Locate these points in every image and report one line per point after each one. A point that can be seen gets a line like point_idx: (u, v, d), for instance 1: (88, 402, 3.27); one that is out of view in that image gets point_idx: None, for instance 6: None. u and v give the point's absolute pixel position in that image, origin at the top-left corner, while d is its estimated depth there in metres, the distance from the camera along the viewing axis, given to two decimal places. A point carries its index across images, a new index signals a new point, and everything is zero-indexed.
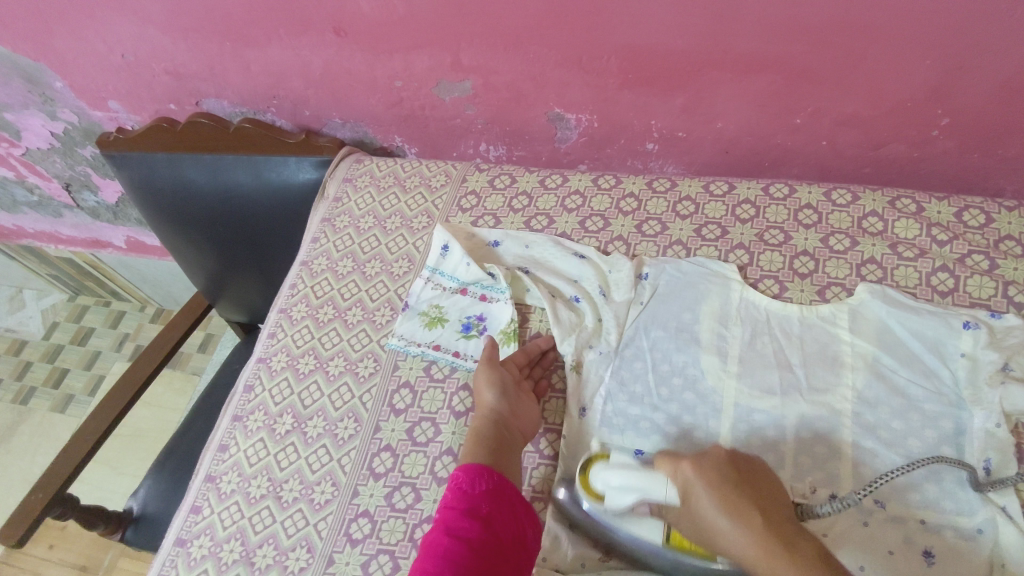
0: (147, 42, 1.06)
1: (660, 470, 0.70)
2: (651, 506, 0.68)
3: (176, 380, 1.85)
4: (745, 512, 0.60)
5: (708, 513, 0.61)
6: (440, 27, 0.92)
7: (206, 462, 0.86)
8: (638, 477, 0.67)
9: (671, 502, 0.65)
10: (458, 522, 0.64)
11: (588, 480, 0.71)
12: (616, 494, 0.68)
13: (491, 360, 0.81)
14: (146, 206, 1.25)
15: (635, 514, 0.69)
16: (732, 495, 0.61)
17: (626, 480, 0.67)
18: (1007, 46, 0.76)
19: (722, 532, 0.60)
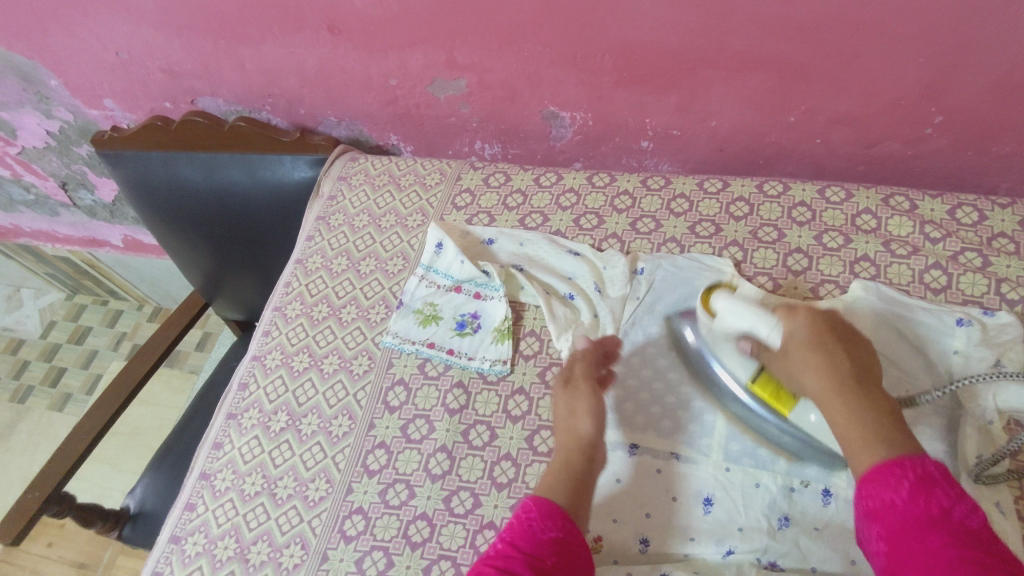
0: (141, 40, 1.06)
1: (751, 375, 0.73)
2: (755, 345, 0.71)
3: (174, 379, 1.85)
4: (835, 362, 0.64)
5: (800, 365, 0.65)
6: (434, 25, 0.92)
7: (201, 460, 0.86)
8: (757, 316, 0.70)
9: (773, 343, 0.69)
10: (519, 570, 0.56)
11: (710, 299, 0.76)
12: (730, 317, 0.72)
13: (587, 377, 0.78)
14: (142, 205, 1.25)
15: (735, 352, 0.74)
16: (833, 349, 0.65)
17: (753, 319, 0.70)
18: (999, 44, 0.76)
19: (814, 370, 0.64)
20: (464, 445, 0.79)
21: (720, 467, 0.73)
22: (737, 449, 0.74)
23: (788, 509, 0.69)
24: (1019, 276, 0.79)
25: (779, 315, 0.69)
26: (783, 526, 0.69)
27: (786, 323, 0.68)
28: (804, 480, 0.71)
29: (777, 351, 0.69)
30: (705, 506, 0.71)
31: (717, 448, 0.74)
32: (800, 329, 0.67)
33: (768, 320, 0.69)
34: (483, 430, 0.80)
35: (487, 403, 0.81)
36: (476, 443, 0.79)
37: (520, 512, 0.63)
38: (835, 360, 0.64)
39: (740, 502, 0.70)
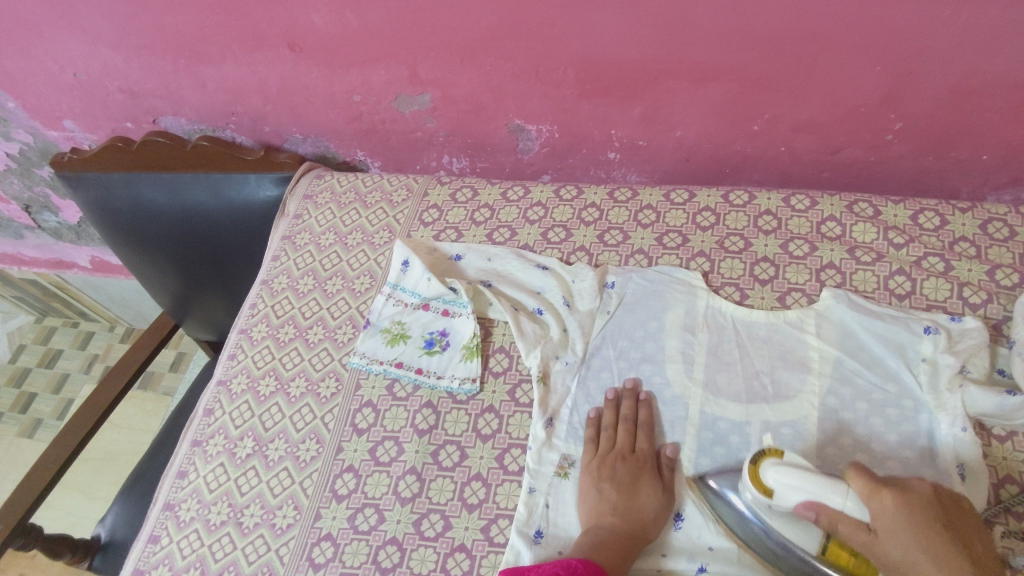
0: (99, 60, 1.04)
1: (822, 544, 0.63)
2: (821, 515, 0.60)
3: (147, 402, 1.81)
4: (943, 550, 0.54)
5: (895, 554, 0.55)
6: (395, 41, 0.91)
7: (164, 490, 0.84)
8: (815, 483, 0.61)
9: (852, 514, 0.59)
10: None
11: (758, 471, 0.64)
12: (787, 493, 0.62)
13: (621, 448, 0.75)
14: (105, 227, 1.23)
15: (784, 522, 0.64)
16: (929, 525, 0.55)
17: (807, 481, 0.61)
18: (953, 52, 0.77)
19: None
20: (434, 467, 0.78)
21: (691, 482, 0.73)
22: (707, 463, 0.74)
23: None
24: (981, 280, 0.80)
25: (851, 479, 0.59)
26: None
27: (869, 506, 0.58)
28: None
29: (857, 524, 0.58)
30: (677, 521, 0.71)
31: (688, 463, 0.74)
32: (876, 509, 0.57)
33: (841, 489, 0.59)
34: (453, 451, 0.79)
35: (457, 422, 0.80)
36: (446, 464, 0.78)
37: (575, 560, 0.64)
38: (950, 559, 0.53)
39: (711, 516, 0.70)
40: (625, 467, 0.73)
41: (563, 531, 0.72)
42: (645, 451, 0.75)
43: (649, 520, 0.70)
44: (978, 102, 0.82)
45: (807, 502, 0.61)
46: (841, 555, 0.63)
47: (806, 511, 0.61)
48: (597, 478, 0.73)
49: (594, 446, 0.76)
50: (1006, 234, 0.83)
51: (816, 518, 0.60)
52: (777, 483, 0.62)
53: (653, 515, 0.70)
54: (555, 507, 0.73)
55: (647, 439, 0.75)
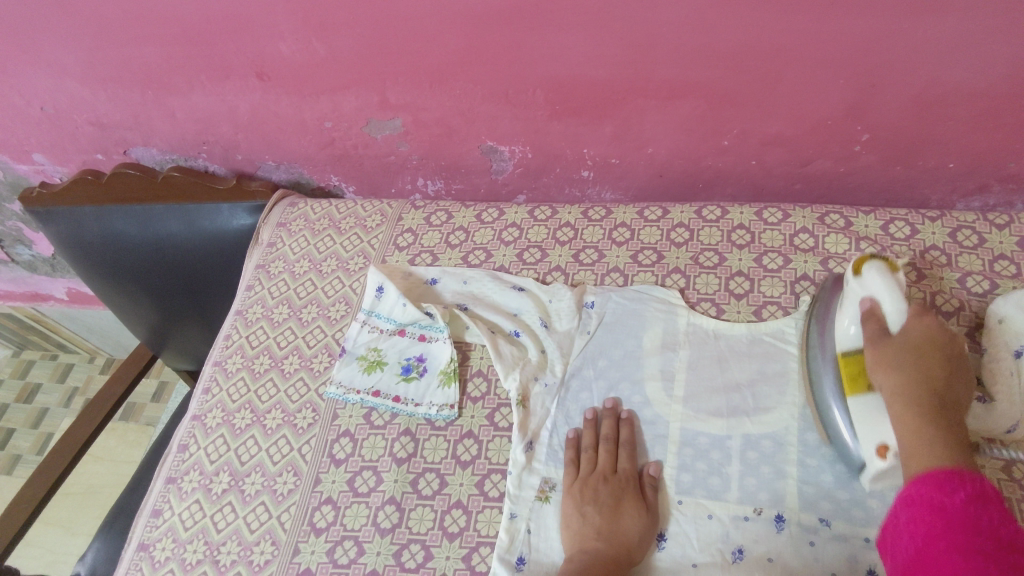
0: (65, 94, 1.03)
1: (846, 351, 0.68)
2: (871, 310, 0.66)
3: (128, 434, 1.76)
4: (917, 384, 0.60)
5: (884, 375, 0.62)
6: (363, 68, 0.91)
7: (139, 529, 0.82)
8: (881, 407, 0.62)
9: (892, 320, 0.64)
10: None
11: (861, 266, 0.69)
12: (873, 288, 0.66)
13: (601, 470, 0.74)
14: (77, 260, 1.21)
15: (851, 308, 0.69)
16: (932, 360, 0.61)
17: (888, 287, 0.65)
18: (913, 64, 0.78)
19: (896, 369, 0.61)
20: (413, 496, 0.77)
21: (673, 502, 0.72)
22: (688, 482, 0.73)
23: (741, 540, 0.69)
24: (953, 288, 0.80)
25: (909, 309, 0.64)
26: (738, 559, 0.68)
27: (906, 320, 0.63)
28: (757, 508, 0.70)
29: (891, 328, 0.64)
30: (660, 542, 0.70)
31: (669, 482, 0.74)
32: (911, 327, 0.63)
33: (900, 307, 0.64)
34: (433, 478, 0.78)
35: (436, 449, 0.79)
36: (426, 492, 0.77)
37: None
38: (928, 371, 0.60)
39: (692, 534, 0.70)
40: (607, 488, 0.73)
41: (545, 558, 0.71)
42: (626, 470, 0.74)
43: (633, 541, 0.69)
44: (941, 112, 0.83)
45: (871, 298, 0.66)
46: (850, 372, 0.67)
47: (864, 303, 0.67)
48: (579, 499, 0.73)
49: (576, 466, 0.76)
50: (975, 241, 0.83)
51: (869, 310, 0.66)
52: (868, 276, 0.67)
53: (637, 535, 0.69)
54: (536, 533, 0.72)
55: (629, 458, 0.75)
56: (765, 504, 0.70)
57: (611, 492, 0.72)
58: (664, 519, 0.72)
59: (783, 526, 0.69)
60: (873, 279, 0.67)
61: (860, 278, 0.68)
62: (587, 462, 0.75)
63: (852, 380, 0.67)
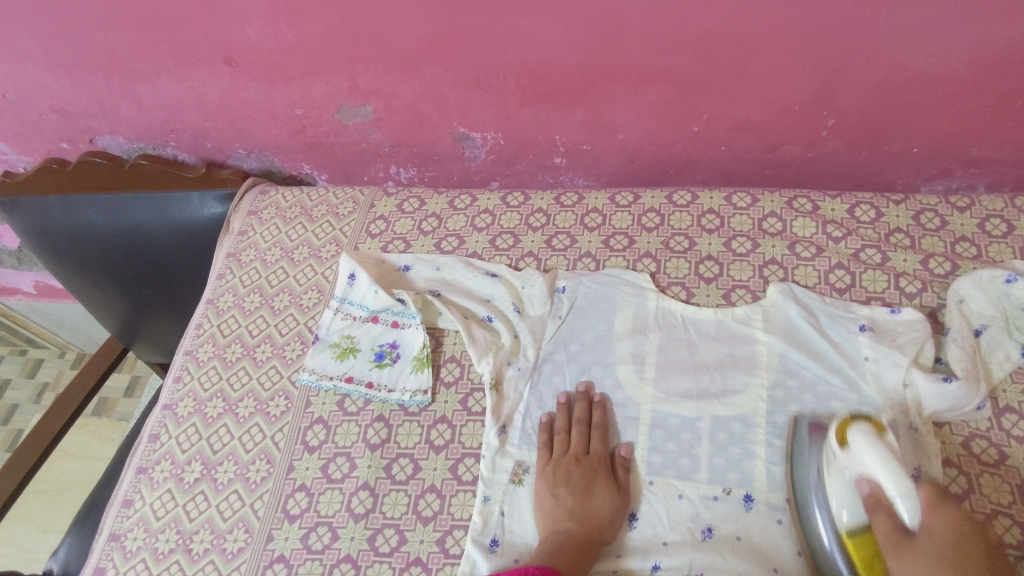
0: (28, 80, 1.01)
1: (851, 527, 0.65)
2: (875, 495, 0.64)
3: (101, 429, 1.73)
4: None
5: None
6: (332, 53, 0.90)
7: (109, 520, 0.81)
8: (893, 472, 0.63)
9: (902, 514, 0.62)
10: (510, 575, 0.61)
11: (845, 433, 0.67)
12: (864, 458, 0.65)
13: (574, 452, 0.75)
14: (43, 251, 1.19)
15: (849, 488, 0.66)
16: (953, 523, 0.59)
17: (882, 464, 0.63)
18: (877, 49, 0.80)
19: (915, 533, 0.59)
20: (387, 481, 0.77)
21: (644, 482, 0.73)
22: (659, 462, 0.74)
23: (711, 519, 0.70)
24: (916, 270, 0.82)
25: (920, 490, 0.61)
26: (707, 536, 0.69)
27: (923, 515, 0.60)
28: (726, 487, 0.71)
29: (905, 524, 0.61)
30: (632, 521, 0.72)
31: (641, 463, 0.75)
32: (929, 521, 0.60)
33: (910, 493, 0.61)
34: (406, 464, 0.78)
35: (409, 435, 0.80)
36: (400, 477, 0.77)
37: (526, 567, 0.64)
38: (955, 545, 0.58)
39: (663, 512, 0.71)
40: (579, 470, 0.73)
41: (518, 541, 0.71)
42: (598, 452, 0.75)
43: (605, 521, 0.70)
44: (904, 97, 0.84)
45: (869, 478, 0.64)
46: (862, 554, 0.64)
47: (862, 484, 0.65)
48: (552, 479, 0.73)
49: (548, 449, 0.76)
50: (937, 224, 0.85)
51: (872, 493, 0.64)
52: (856, 445, 0.65)
53: (609, 513, 0.70)
54: (510, 515, 0.73)
55: (601, 440, 0.76)
56: (734, 483, 0.71)
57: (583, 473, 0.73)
58: (637, 499, 0.73)
59: (751, 503, 0.70)
60: (862, 451, 0.65)
61: (848, 450, 0.66)
62: (558, 444, 0.76)
63: (858, 518, 0.64)
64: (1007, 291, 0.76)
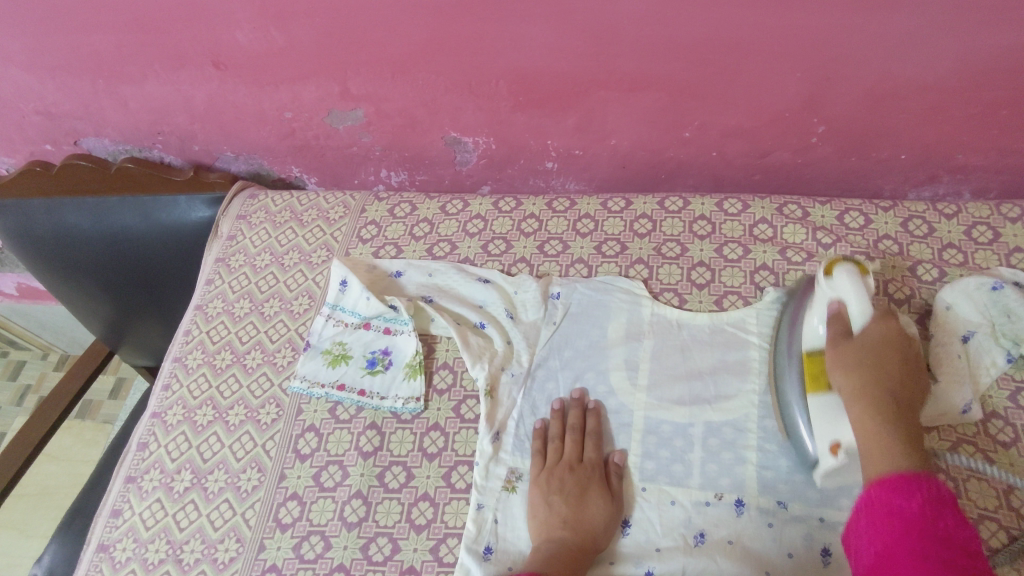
0: (11, 82, 0.99)
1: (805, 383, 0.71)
2: (837, 308, 0.69)
3: (86, 432, 1.71)
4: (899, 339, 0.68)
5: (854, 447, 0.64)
6: (323, 57, 0.89)
7: (97, 530, 0.80)
8: (861, 297, 0.68)
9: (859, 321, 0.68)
10: None
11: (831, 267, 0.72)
12: (841, 284, 0.70)
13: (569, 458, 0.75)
14: (26, 254, 1.17)
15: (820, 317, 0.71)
16: (890, 364, 0.66)
17: (857, 292, 0.68)
18: (867, 58, 0.80)
19: (855, 378, 0.65)
20: (380, 489, 0.77)
21: (637, 489, 0.74)
22: (652, 468, 0.75)
23: (703, 525, 0.71)
24: (904, 276, 0.83)
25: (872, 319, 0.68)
26: (700, 543, 0.70)
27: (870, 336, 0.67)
28: (718, 493, 0.72)
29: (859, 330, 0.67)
30: (625, 529, 0.72)
31: (634, 469, 0.75)
32: (873, 330, 0.67)
33: (866, 308, 0.68)
34: (399, 472, 0.78)
35: (402, 442, 0.79)
36: (393, 485, 0.77)
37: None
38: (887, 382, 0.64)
39: (655, 518, 0.72)
40: (572, 477, 0.73)
41: (511, 550, 0.71)
42: (592, 460, 0.75)
43: (599, 529, 0.70)
44: (893, 105, 0.85)
45: (839, 299, 0.70)
46: (811, 369, 0.70)
47: (833, 303, 0.70)
48: (546, 484, 0.74)
49: (541, 455, 0.77)
50: (925, 230, 0.86)
51: (836, 310, 0.69)
52: (839, 277, 0.70)
53: (601, 520, 0.71)
54: (504, 523, 0.73)
55: (595, 447, 0.76)
56: (726, 489, 0.72)
57: (577, 480, 0.73)
58: (630, 505, 0.73)
59: (742, 509, 0.71)
60: (844, 280, 0.70)
61: (831, 279, 0.71)
62: (551, 447, 0.77)
63: (813, 377, 0.70)
64: (994, 298, 0.76)
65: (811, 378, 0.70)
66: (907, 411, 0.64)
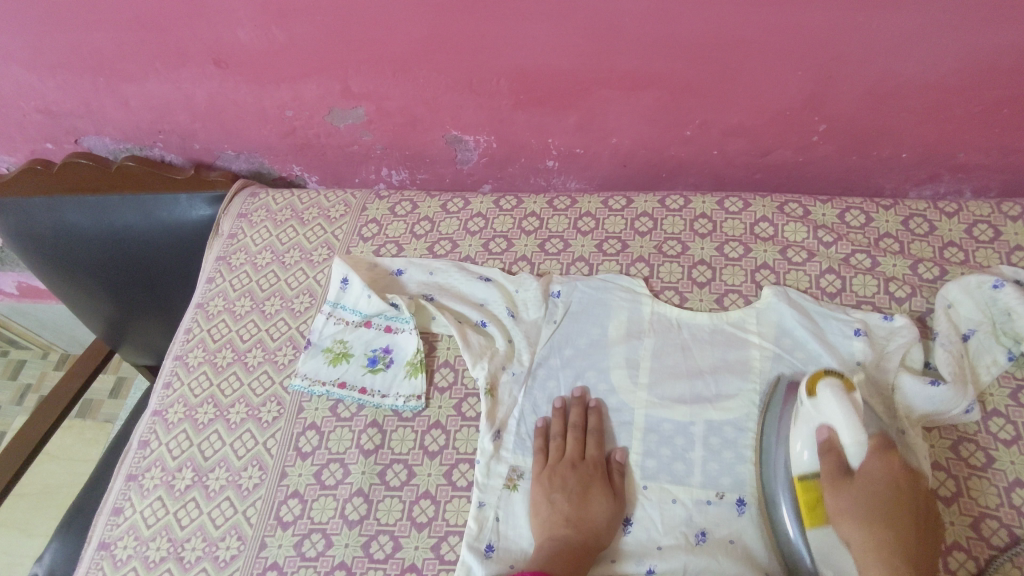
0: (12, 80, 0.99)
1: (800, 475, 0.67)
2: (830, 441, 0.66)
3: (86, 431, 1.71)
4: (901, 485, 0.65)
5: None
6: (324, 55, 0.89)
7: (98, 528, 0.80)
8: (851, 422, 0.65)
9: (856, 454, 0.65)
10: None
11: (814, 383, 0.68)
12: (828, 405, 0.66)
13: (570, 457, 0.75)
14: (26, 253, 1.17)
15: (808, 442, 0.67)
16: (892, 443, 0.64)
17: (847, 417, 0.65)
18: (868, 56, 0.80)
19: (865, 538, 0.63)
20: (381, 487, 0.77)
21: (639, 487, 0.74)
22: (653, 467, 0.75)
23: (704, 523, 0.71)
24: (905, 274, 0.83)
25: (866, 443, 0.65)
26: (701, 541, 0.70)
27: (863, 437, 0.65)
28: (719, 492, 0.72)
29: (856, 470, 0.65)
30: (626, 526, 0.72)
31: (635, 467, 0.75)
32: (872, 466, 0.65)
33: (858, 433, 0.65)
34: (401, 470, 0.77)
35: (403, 441, 0.79)
36: (394, 483, 0.77)
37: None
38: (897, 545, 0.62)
39: (657, 515, 0.72)
40: (574, 475, 0.73)
41: (513, 548, 0.71)
42: (594, 458, 0.75)
43: (600, 527, 0.70)
44: (894, 104, 0.85)
45: (828, 424, 0.67)
46: (806, 497, 0.66)
47: (823, 431, 0.67)
48: (548, 480, 0.74)
49: (542, 452, 0.77)
50: (926, 229, 0.86)
51: (827, 441, 0.66)
52: (822, 395, 0.67)
53: (602, 516, 0.71)
54: (505, 521, 0.73)
55: (596, 445, 0.76)
56: (726, 487, 0.72)
57: (580, 478, 0.73)
58: (632, 504, 0.73)
59: (744, 507, 0.71)
60: (829, 401, 0.67)
61: (815, 400, 0.68)
62: (552, 446, 0.77)
63: (809, 507, 0.66)
64: (994, 295, 0.76)
65: (807, 509, 0.66)
66: (899, 501, 0.64)
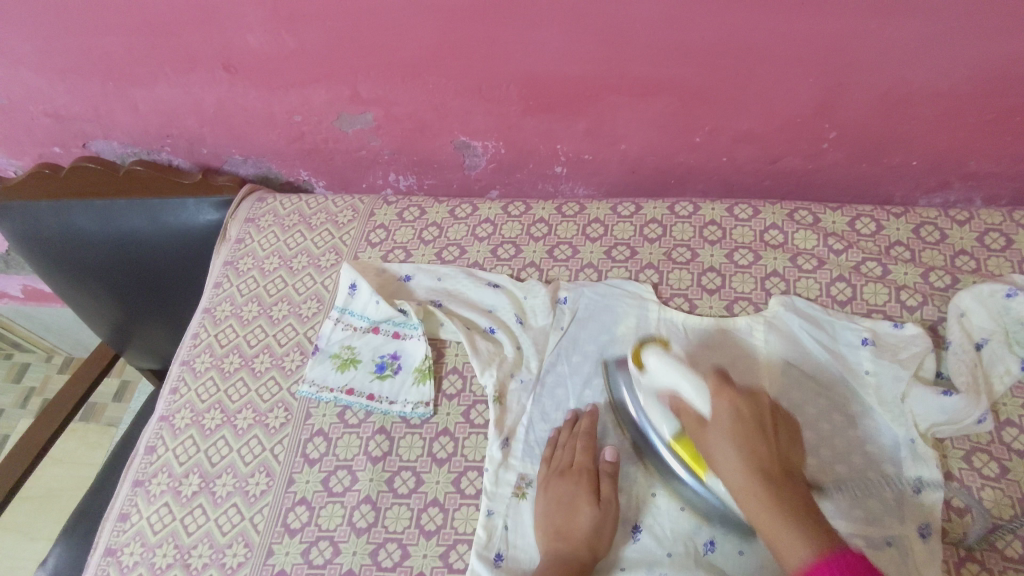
0: (21, 84, 0.99)
1: (675, 434, 0.72)
2: (674, 402, 0.70)
3: (89, 435, 1.71)
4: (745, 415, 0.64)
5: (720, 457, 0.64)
6: (334, 60, 0.89)
7: (104, 534, 0.80)
8: (686, 373, 0.69)
9: (697, 406, 0.67)
10: None
11: (640, 356, 0.75)
12: (658, 376, 0.72)
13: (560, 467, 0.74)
14: (33, 256, 1.17)
15: (657, 404, 0.73)
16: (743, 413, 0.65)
17: (681, 375, 0.70)
18: (880, 64, 0.80)
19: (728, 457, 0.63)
20: (389, 494, 0.76)
21: (648, 495, 0.73)
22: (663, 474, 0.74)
23: (714, 533, 0.70)
24: (917, 283, 0.83)
25: (709, 380, 0.68)
26: (710, 549, 0.69)
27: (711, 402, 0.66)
28: None
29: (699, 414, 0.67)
30: (635, 534, 0.71)
31: (645, 475, 0.74)
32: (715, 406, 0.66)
33: (701, 390, 0.68)
34: (409, 477, 0.77)
35: (412, 447, 0.79)
36: (402, 491, 0.76)
37: None
38: (740, 417, 0.64)
39: (667, 524, 0.71)
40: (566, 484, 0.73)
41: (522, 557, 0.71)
42: (583, 464, 0.74)
43: (589, 536, 0.69)
44: (906, 111, 0.85)
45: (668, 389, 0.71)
46: (688, 454, 0.71)
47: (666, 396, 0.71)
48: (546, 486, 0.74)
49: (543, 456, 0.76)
50: (937, 237, 0.86)
51: (671, 401, 0.70)
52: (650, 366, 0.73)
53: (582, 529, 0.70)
54: (514, 530, 0.72)
55: (585, 452, 0.75)
56: None
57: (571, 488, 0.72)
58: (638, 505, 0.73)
59: None
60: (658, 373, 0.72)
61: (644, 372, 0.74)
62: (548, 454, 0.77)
63: (695, 462, 0.71)
64: (1007, 305, 0.76)
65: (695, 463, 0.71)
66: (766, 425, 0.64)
